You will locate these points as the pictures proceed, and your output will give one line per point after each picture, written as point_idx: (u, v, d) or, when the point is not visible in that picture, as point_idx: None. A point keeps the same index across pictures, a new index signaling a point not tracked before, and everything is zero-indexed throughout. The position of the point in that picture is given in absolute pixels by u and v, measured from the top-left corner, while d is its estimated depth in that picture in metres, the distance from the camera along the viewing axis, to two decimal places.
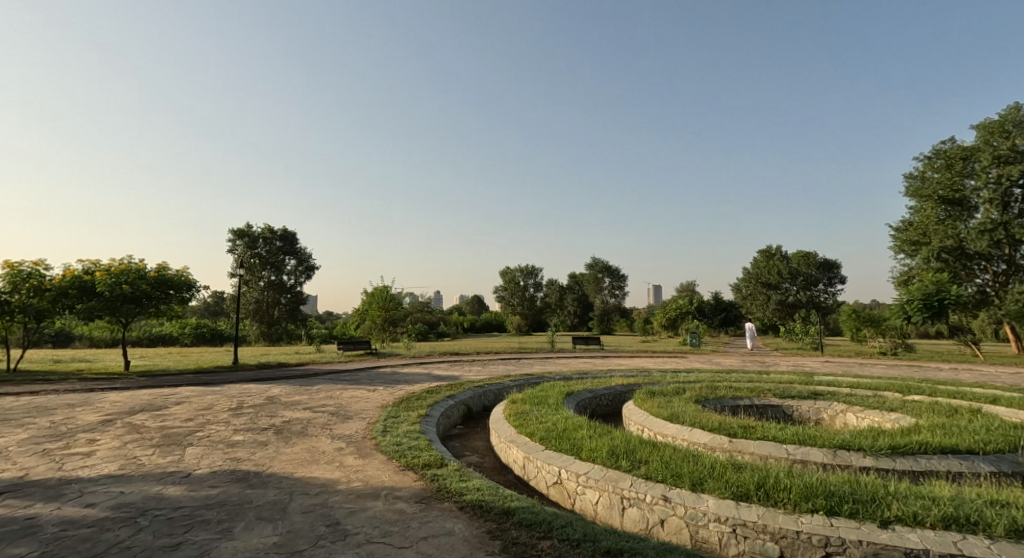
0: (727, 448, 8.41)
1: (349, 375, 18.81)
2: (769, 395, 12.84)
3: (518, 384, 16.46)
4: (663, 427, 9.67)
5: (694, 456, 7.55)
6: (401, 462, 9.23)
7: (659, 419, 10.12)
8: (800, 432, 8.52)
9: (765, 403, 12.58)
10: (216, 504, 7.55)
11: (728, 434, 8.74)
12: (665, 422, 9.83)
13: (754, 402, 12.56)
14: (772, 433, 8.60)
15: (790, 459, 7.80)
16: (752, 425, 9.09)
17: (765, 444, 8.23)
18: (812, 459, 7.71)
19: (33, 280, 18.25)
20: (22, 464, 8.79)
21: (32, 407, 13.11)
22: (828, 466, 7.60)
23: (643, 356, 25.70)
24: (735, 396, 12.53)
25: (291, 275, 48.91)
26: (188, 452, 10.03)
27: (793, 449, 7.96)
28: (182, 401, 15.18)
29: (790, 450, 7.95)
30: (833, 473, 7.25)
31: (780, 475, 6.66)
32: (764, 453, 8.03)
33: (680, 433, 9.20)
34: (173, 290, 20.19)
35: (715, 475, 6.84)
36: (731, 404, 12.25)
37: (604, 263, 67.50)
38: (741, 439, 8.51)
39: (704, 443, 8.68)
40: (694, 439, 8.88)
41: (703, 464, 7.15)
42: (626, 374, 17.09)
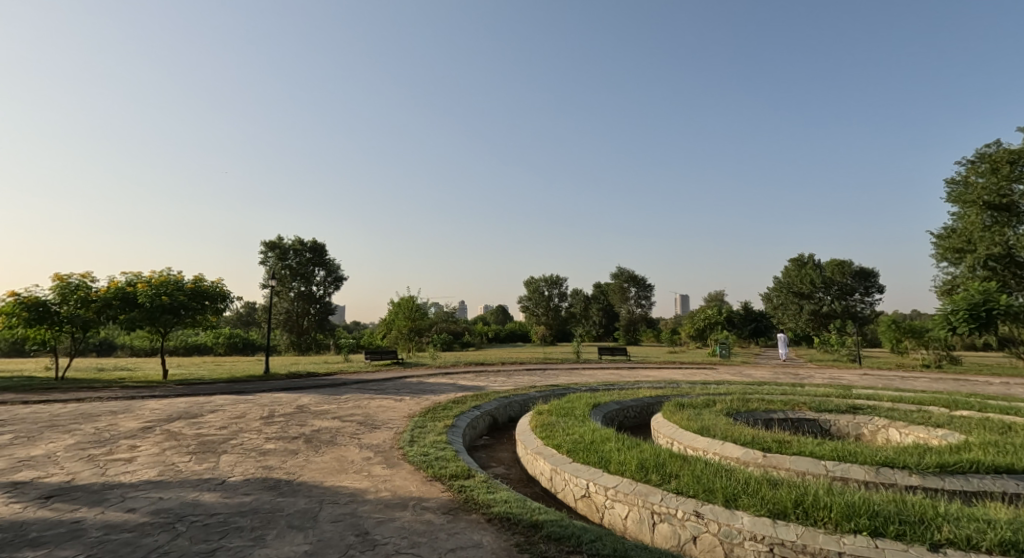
0: (761, 463, 8.17)
1: (377, 385, 18.99)
2: (805, 408, 12.46)
3: (544, 395, 16.35)
4: (693, 440, 9.46)
5: (727, 470, 7.36)
6: (428, 472, 9.25)
7: (689, 432, 9.92)
8: (840, 448, 8.22)
9: (800, 417, 12.23)
10: (249, 511, 7.68)
11: (762, 449, 8.50)
12: (695, 435, 9.62)
13: (789, 416, 12.22)
14: (808, 448, 8.34)
15: (829, 476, 7.54)
16: (787, 439, 8.83)
17: (802, 460, 7.97)
18: (853, 476, 7.44)
19: (80, 291, 19.04)
20: (68, 469, 9.11)
21: (77, 413, 13.61)
22: (870, 484, 7.32)
23: (671, 367, 25.29)
24: (769, 409, 12.21)
25: (321, 286, 49.81)
26: (222, 460, 10.24)
27: (832, 466, 7.68)
28: (217, 409, 15.56)
29: (829, 466, 7.69)
30: (876, 491, 6.97)
31: (819, 493, 6.43)
32: (801, 469, 7.78)
33: (711, 447, 8.99)
34: (209, 300, 20.78)
35: (750, 491, 6.65)
36: (765, 417, 11.94)
37: (629, 272, 66.77)
38: (776, 454, 8.26)
39: (737, 458, 8.45)
40: (727, 453, 8.66)
41: (737, 479, 6.96)
42: (654, 386, 16.83)
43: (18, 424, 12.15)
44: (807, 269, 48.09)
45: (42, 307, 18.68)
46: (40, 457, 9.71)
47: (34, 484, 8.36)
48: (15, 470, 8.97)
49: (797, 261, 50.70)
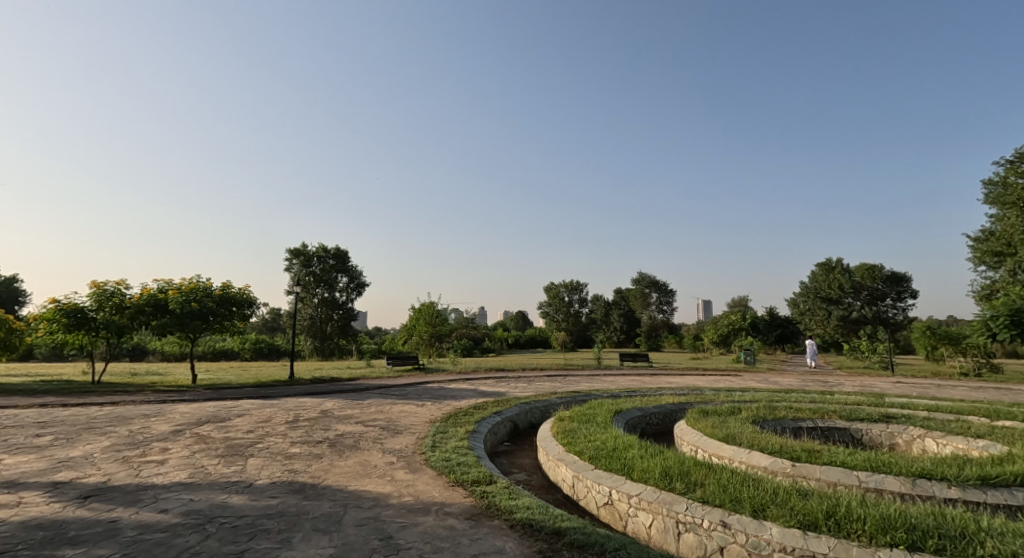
0: (790, 473, 8.00)
1: (399, 390, 19.14)
2: (836, 417, 12.17)
3: (565, 401, 16.27)
4: (718, 448, 9.31)
5: (753, 480, 7.23)
6: (450, 478, 9.27)
7: (714, 440, 9.76)
8: (873, 459, 8.01)
9: (831, 426, 11.91)
10: (275, 514, 7.79)
11: (791, 458, 8.33)
12: (720, 443, 9.48)
13: (819, 424, 11.92)
14: (840, 458, 8.14)
15: (862, 487, 7.35)
16: (817, 448, 8.63)
17: (833, 470, 7.77)
18: (888, 488, 7.23)
19: (115, 298, 19.64)
20: (103, 470, 9.38)
21: (112, 416, 14.03)
22: (906, 496, 7.11)
23: (694, 374, 24.94)
24: (797, 418, 11.97)
25: (343, 292, 50.47)
26: (249, 463, 10.43)
27: (865, 477, 7.49)
28: (244, 413, 15.87)
29: (862, 478, 7.49)
30: (913, 504, 6.76)
31: (852, 505, 6.28)
32: (832, 480, 7.59)
33: (737, 455, 8.83)
34: (237, 306, 21.22)
35: (779, 501, 6.52)
36: (793, 426, 11.70)
37: (651, 278, 66.17)
38: (805, 463, 8.08)
39: (764, 467, 8.28)
40: (754, 462, 8.50)
41: (765, 489, 6.83)
42: (677, 393, 16.62)
43: (56, 426, 12.57)
44: (835, 274, 47.12)
45: (79, 313, 19.35)
46: (77, 458, 10.03)
47: (72, 484, 8.63)
48: (54, 470, 9.28)
49: (824, 266, 49.59)
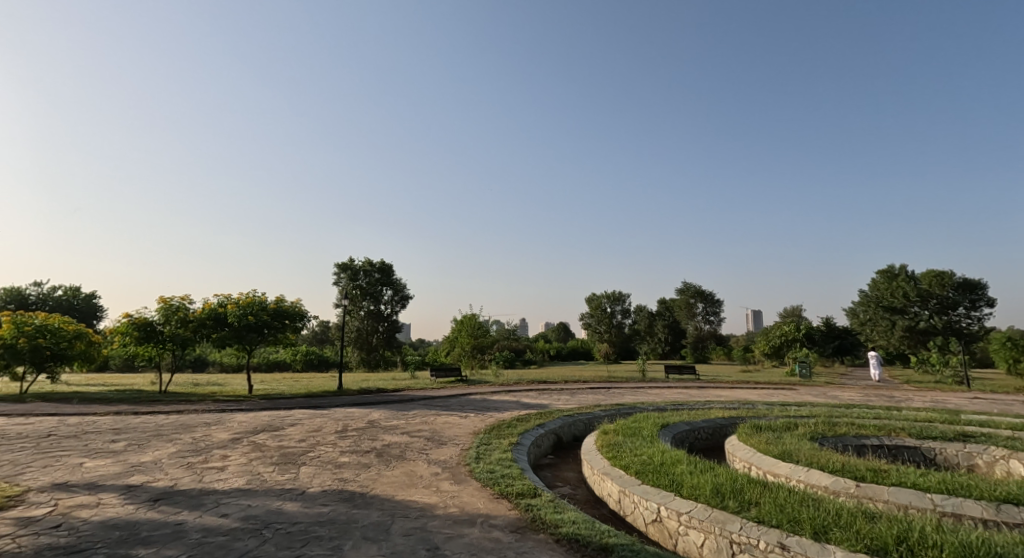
0: (853, 494, 7.67)
1: (443, 401, 19.41)
2: (905, 435, 11.57)
3: (610, 414, 16.10)
4: (774, 466, 9.03)
5: (814, 500, 6.98)
6: (495, 489, 9.34)
7: (769, 457, 9.46)
8: (949, 481, 7.57)
9: (899, 444, 11.35)
10: (327, 522, 8.07)
11: (855, 478, 7.98)
12: (776, 461, 9.18)
13: (886, 442, 11.40)
14: (910, 479, 7.74)
15: (937, 511, 6.96)
16: (884, 468, 8.23)
17: (903, 492, 7.40)
18: (967, 513, 6.82)
19: (180, 312, 20.80)
20: (170, 475, 9.96)
21: (177, 424, 14.87)
22: (988, 522, 6.68)
23: (745, 387, 24.14)
24: (860, 435, 11.47)
25: (388, 304, 51.65)
26: (302, 471, 10.83)
27: (940, 500, 7.09)
28: (296, 423, 16.47)
29: (937, 501, 7.09)
30: (996, 531, 6.35)
31: (925, 529, 5.98)
32: (902, 502, 7.23)
33: (795, 474, 8.53)
34: (289, 320, 22.05)
35: (843, 524, 6.28)
36: (856, 444, 11.22)
37: (696, 288, 64.61)
38: (871, 484, 7.73)
39: (825, 486, 7.97)
40: (813, 481, 8.19)
41: (827, 511, 6.58)
42: (727, 406, 16.17)
43: (128, 432, 13.43)
44: (899, 283, 44.63)
45: (148, 326, 20.60)
46: (147, 463, 10.69)
47: (143, 487, 9.20)
48: (128, 474, 9.92)
49: (886, 273, 47.57)
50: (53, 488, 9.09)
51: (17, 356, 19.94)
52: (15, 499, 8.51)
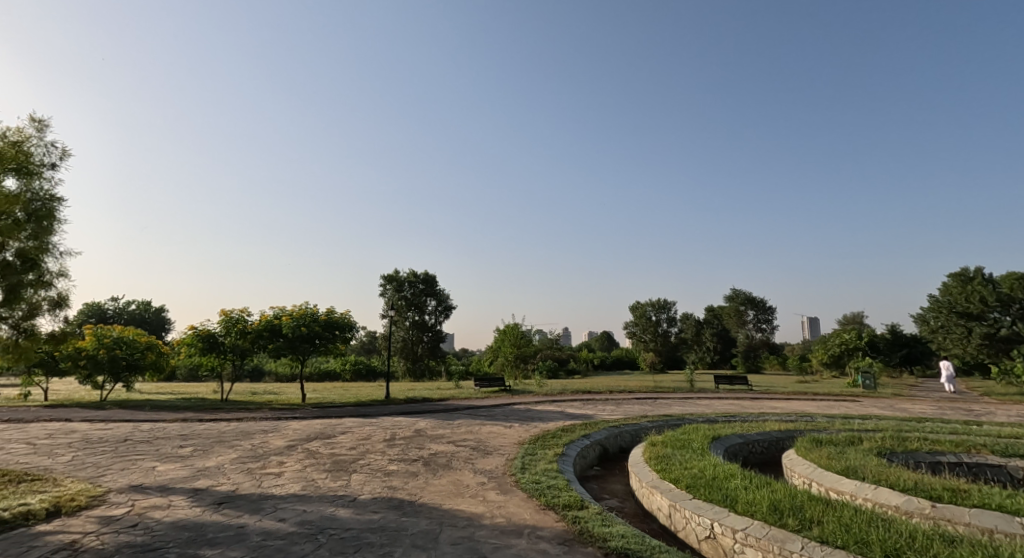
0: (928, 515, 7.26)
1: (487, 411, 19.54)
2: (986, 452, 10.89)
3: (657, 425, 15.81)
4: (837, 483, 8.66)
5: (883, 520, 6.65)
6: (542, 500, 9.34)
7: (831, 473, 9.07)
8: None
9: (981, 462, 10.70)
10: (378, 528, 8.28)
11: (929, 498, 7.55)
12: (839, 477, 8.80)
13: (965, 460, 10.77)
14: (993, 501, 7.25)
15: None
16: (962, 489, 7.75)
17: (985, 514, 6.94)
18: None
19: (239, 324, 21.83)
20: (232, 480, 10.46)
21: (237, 431, 15.60)
22: None
23: (802, 398, 23.14)
24: (934, 451, 10.86)
25: (432, 315, 52.47)
26: (353, 478, 11.14)
27: None
28: (347, 431, 16.96)
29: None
30: None
31: None
32: (984, 526, 6.78)
33: (861, 492, 8.15)
34: (339, 330, 22.76)
35: (916, 547, 5.96)
36: (930, 461, 10.63)
37: (747, 294, 62.70)
38: (948, 505, 7.29)
39: (896, 506, 7.58)
40: (882, 500, 7.80)
41: (898, 533, 6.27)
42: (781, 419, 15.58)
43: (194, 438, 14.19)
44: (974, 285, 40.65)
45: (211, 338, 21.74)
46: (211, 468, 11.27)
47: (208, 491, 9.70)
48: (194, 478, 10.49)
49: (960, 275, 44.39)
50: (129, 489, 9.71)
51: (96, 366, 21.45)
52: (97, 499, 9.15)
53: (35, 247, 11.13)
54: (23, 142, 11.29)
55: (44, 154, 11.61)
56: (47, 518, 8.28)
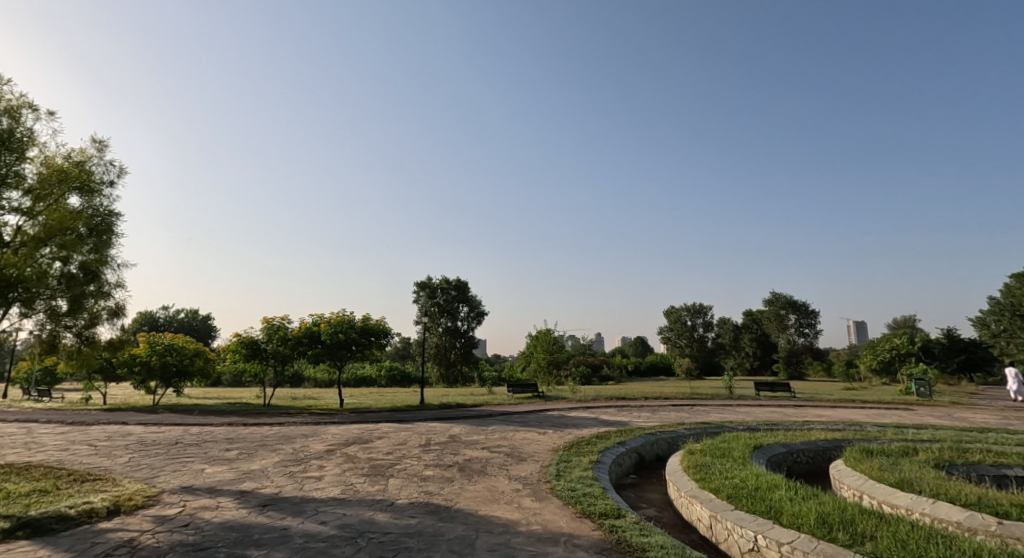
0: (993, 532, 6.87)
1: (521, 417, 19.52)
2: None
3: (695, 433, 15.49)
4: (891, 496, 8.30)
5: (942, 537, 6.34)
6: (577, 509, 9.26)
7: (884, 486, 8.70)
8: None
9: None
10: (415, 533, 8.37)
11: (993, 515, 7.16)
12: (893, 490, 8.44)
13: None
14: None
15: None
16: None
17: None
18: None
19: (280, 331, 22.48)
20: (275, 483, 10.76)
21: (279, 435, 16.06)
22: None
23: (849, 406, 22.22)
24: (1000, 463, 10.33)
25: (465, 321, 52.84)
26: (390, 483, 11.29)
27: None
28: (383, 436, 17.23)
29: None
30: None
31: None
32: None
33: (917, 506, 7.79)
34: (375, 336, 23.18)
35: None
36: (995, 474, 10.12)
37: (787, 298, 60.82)
38: (1015, 523, 6.89)
39: (957, 522, 7.21)
40: (942, 515, 7.43)
41: (959, 551, 5.96)
42: (827, 428, 15.04)
43: (239, 442, 14.67)
44: None
45: (254, 344, 22.46)
46: (256, 470, 11.62)
47: (253, 493, 10.01)
48: (240, 480, 10.84)
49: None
50: (180, 490, 10.11)
51: (148, 372, 22.44)
52: (152, 499, 9.56)
53: (96, 260, 11.80)
54: (86, 162, 12.05)
55: (104, 173, 12.36)
56: (107, 516, 8.69)
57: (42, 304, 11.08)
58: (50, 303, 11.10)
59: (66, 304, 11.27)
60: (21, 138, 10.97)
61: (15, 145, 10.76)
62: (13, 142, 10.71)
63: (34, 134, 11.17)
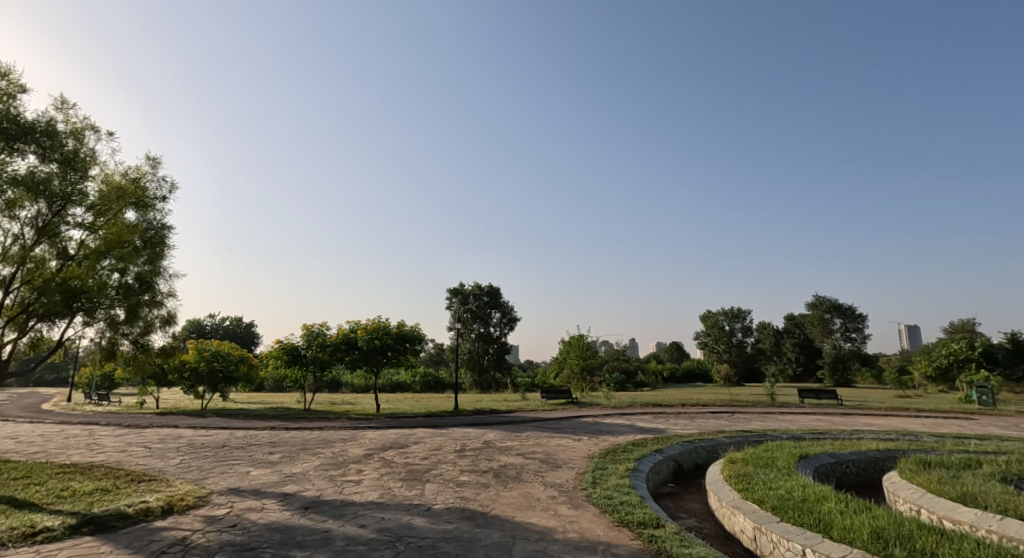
0: None
1: (555, 424, 19.40)
2: None
3: (735, 442, 15.07)
4: (952, 511, 7.86)
5: None
6: (615, 517, 9.13)
7: (945, 500, 8.26)
8: None
9: None
10: (452, 538, 8.41)
11: None
12: (954, 505, 8.00)
13: None
14: None
15: None
16: None
17: None
18: None
19: (319, 338, 23.02)
20: (316, 486, 11.00)
21: (319, 439, 16.42)
22: None
23: (902, 415, 21.21)
24: None
25: (498, 327, 53.01)
26: (427, 488, 11.39)
27: None
28: (419, 441, 17.39)
29: None
30: None
31: None
32: None
33: (982, 522, 7.35)
34: (410, 342, 23.48)
35: None
36: None
37: (832, 301, 58.55)
38: None
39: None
40: (1011, 532, 6.98)
41: None
42: (877, 437, 14.40)
43: (281, 445, 15.07)
44: None
45: (295, 351, 23.08)
46: (298, 473, 11.91)
47: (296, 496, 10.26)
48: (283, 483, 11.12)
49: None
50: (228, 492, 10.45)
51: (197, 377, 23.33)
52: (202, 499, 9.91)
53: (151, 271, 12.36)
54: (141, 178, 12.63)
55: (158, 188, 12.93)
56: (161, 515, 9.05)
57: (102, 313, 11.67)
58: (109, 312, 11.68)
59: (123, 312, 11.88)
60: (83, 158, 11.61)
61: (78, 164, 11.38)
62: (75, 161, 11.29)
63: (95, 153, 11.81)
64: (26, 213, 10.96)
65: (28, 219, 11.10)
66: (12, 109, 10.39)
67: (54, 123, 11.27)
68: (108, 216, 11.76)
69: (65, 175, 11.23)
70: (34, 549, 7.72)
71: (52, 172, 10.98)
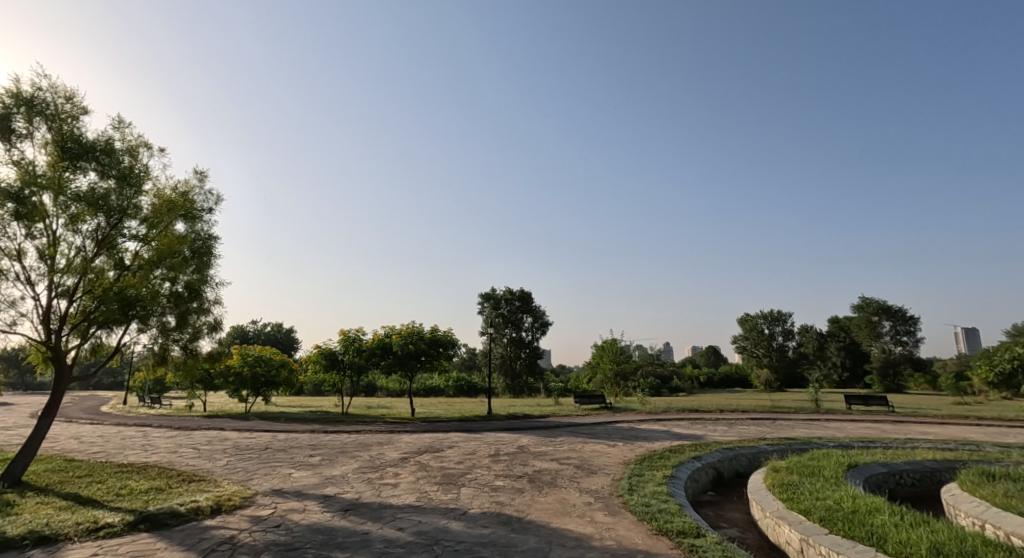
0: None
1: (589, 429, 19.20)
2: None
3: (777, 450, 14.60)
4: (1019, 527, 7.40)
5: None
6: (654, 525, 8.95)
7: (1011, 515, 7.79)
8: None
9: None
10: (489, 543, 8.40)
11: None
12: (1021, 520, 7.53)
13: None
14: None
15: None
16: None
17: None
18: None
19: (355, 343, 23.46)
20: (355, 488, 11.19)
21: (356, 443, 16.70)
22: None
23: (958, 423, 20.15)
24: None
25: (529, 331, 52.92)
26: (462, 492, 11.43)
27: None
28: (454, 445, 17.49)
29: None
30: None
31: None
32: None
33: None
34: (443, 347, 23.67)
35: None
36: None
37: (880, 303, 55.44)
38: None
39: None
40: None
41: None
42: (932, 446, 13.71)
43: (320, 448, 15.40)
44: None
45: (333, 355, 23.59)
46: (337, 476, 12.13)
47: (336, 498, 10.44)
48: (324, 485, 11.35)
49: None
50: (271, 493, 10.73)
51: (241, 381, 24.09)
52: (247, 499, 10.21)
53: (199, 279, 12.86)
54: (190, 192, 13.14)
55: (205, 201, 13.42)
56: (210, 514, 9.36)
57: (155, 320, 12.24)
58: (161, 319, 12.26)
59: (174, 319, 12.43)
60: (138, 174, 12.20)
61: (133, 180, 12.03)
62: (131, 177, 12.00)
63: (148, 169, 12.38)
64: (87, 227, 11.56)
65: (89, 232, 11.68)
66: (75, 130, 11.53)
67: (112, 141, 11.89)
68: (160, 228, 12.30)
69: (122, 190, 11.88)
70: (95, 544, 8.09)
71: (110, 187, 11.72)
